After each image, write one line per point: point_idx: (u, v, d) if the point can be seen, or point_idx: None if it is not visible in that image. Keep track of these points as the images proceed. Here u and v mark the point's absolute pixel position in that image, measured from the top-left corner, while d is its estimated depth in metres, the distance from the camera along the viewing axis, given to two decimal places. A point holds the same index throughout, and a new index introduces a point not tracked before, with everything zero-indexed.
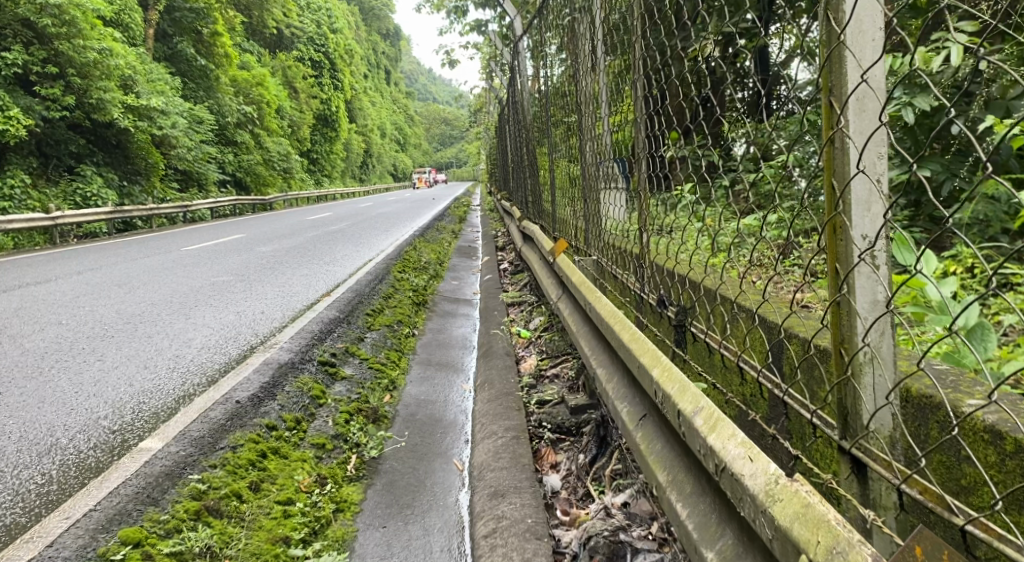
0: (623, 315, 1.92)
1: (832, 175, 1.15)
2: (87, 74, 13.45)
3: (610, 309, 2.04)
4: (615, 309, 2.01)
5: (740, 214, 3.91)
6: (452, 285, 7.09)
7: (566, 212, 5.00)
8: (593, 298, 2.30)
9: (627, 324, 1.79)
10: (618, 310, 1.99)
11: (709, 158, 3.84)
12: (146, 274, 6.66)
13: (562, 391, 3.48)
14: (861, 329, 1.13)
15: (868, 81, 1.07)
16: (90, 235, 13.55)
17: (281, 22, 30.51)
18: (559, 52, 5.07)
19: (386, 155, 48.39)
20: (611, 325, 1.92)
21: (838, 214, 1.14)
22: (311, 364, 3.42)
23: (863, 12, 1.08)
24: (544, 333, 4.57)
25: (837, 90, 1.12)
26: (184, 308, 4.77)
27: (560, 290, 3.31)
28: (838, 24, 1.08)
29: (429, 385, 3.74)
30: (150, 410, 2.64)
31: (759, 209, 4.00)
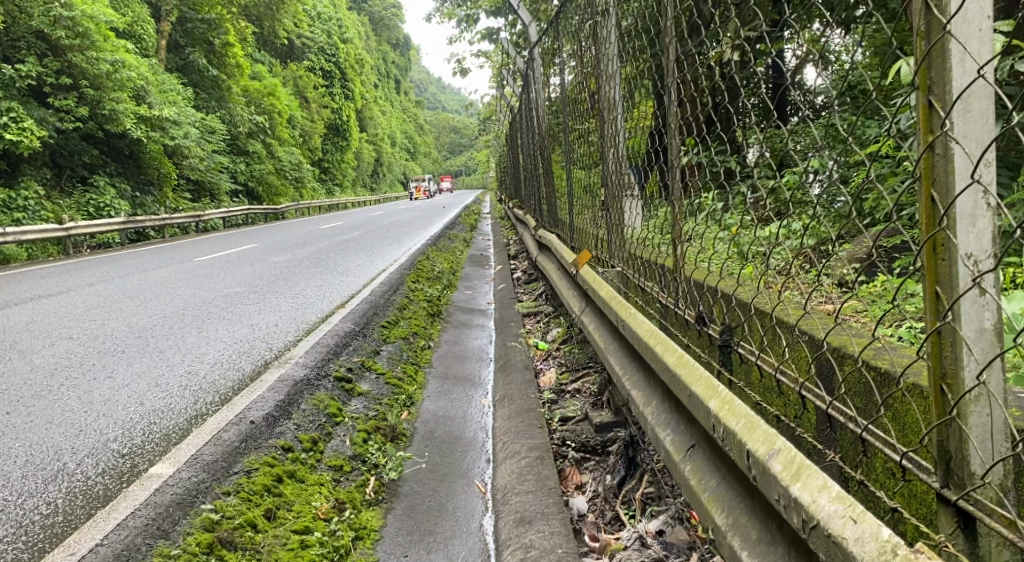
0: (662, 334, 1.80)
1: (933, 185, 1.05)
2: (100, 85, 13.53)
3: (646, 327, 1.92)
4: (652, 327, 1.89)
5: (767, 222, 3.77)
6: (465, 295, 6.98)
7: (584, 220, 4.87)
8: (626, 314, 2.17)
9: (671, 345, 1.67)
10: (656, 329, 1.86)
11: (735, 165, 3.71)
12: (158, 286, 6.58)
13: (585, 407, 3.34)
14: (969, 363, 1.02)
15: (981, 79, 0.98)
16: (103, 246, 13.57)
17: (292, 32, 30.72)
18: (575, 59, 4.97)
19: (397, 163, 48.57)
20: (649, 345, 1.80)
21: (940, 230, 1.03)
22: (327, 380, 3.30)
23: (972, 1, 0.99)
24: (563, 346, 4.43)
25: (941, 88, 1.02)
26: (197, 321, 4.68)
27: (583, 302, 3.18)
28: (945, 13, 0.99)
29: (447, 400, 3.62)
30: (161, 432, 2.53)
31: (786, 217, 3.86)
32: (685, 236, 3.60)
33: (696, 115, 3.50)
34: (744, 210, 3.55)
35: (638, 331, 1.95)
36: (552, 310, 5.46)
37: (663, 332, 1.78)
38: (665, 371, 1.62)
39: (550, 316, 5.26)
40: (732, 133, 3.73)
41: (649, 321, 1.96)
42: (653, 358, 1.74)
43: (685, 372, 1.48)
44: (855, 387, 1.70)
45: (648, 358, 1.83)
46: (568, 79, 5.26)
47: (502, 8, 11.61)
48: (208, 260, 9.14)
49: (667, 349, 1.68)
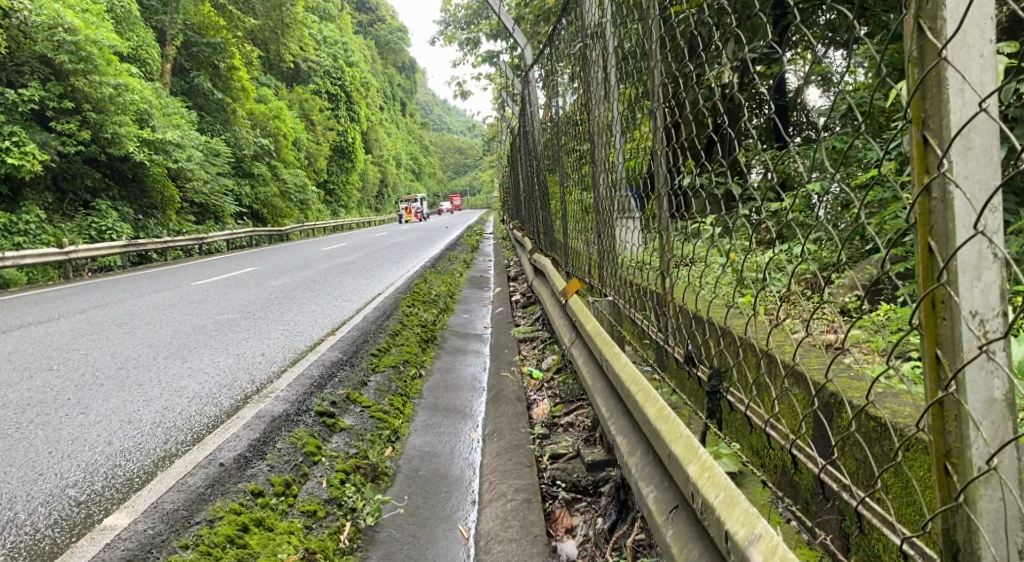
0: (644, 378, 1.69)
1: (930, 233, 0.97)
2: (103, 109, 13.59)
3: (628, 368, 1.81)
4: (634, 369, 1.78)
5: (766, 248, 3.65)
6: (462, 320, 6.86)
7: (580, 244, 4.75)
8: (609, 352, 2.06)
9: (652, 393, 1.56)
10: (638, 373, 1.76)
11: (730, 188, 3.59)
12: (150, 312, 6.49)
13: (576, 442, 3.20)
14: (976, 443, 0.96)
15: (985, 114, 0.91)
16: (104, 269, 13.54)
17: (297, 55, 30.99)
18: (570, 81, 4.91)
19: (402, 184, 48.84)
20: (631, 390, 1.69)
21: (940, 285, 0.96)
22: (308, 415, 3.17)
23: (970, 24, 0.92)
24: (557, 375, 4.28)
25: (937, 121, 0.95)
26: (182, 350, 4.57)
27: (573, 334, 3.05)
28: (942, 39, 0.91)
29: (434, 434, 3.48)
30: (124, 476, 2.44)
31: (785, 243, 3.73)
32: (680, 262, 3.47)
33: (690, 139, 3.41)
34: (740, 235, 3.44)
35: (620, 373, 1.84)
36: (549, 336, 5.33)
37: (645, 377, 1.67)
38: (647, 422, 1.51)
39: (547, 343, 5.13)
40: (727, 157, 3.63)
41: (631, 362, 1.85)
42: (635, 406, 1.63)
43: (666, 427, 1.38)
44: (851, 438, 1.64)
45: (630, 403, 1.72)
46: (565, 102, 5.19)
47: (503, 30, 11.64)
48: (205, 284, 9.05)
49: (648, 397, 1.58)
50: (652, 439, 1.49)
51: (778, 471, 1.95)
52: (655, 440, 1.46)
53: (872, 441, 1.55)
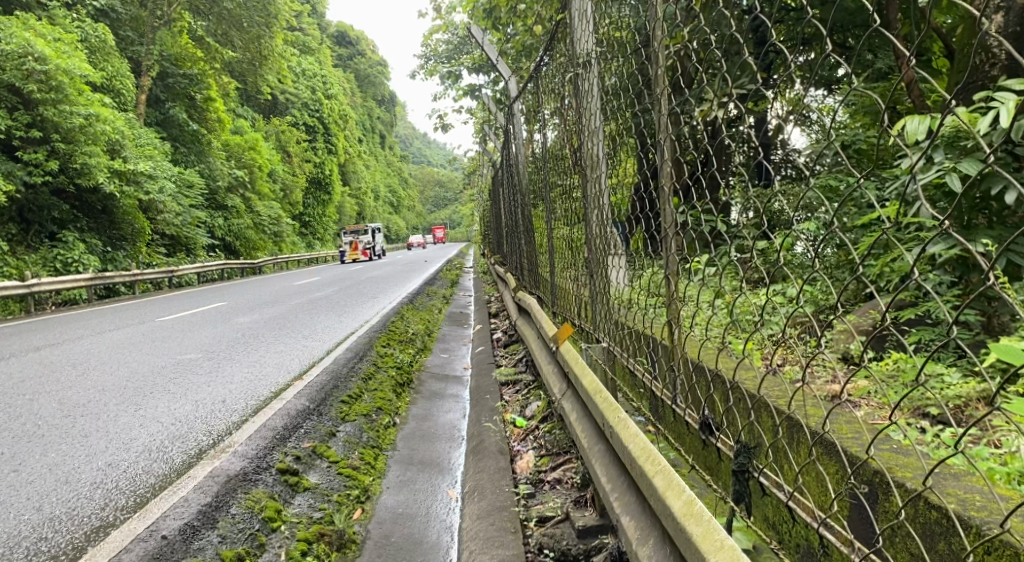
0: (661, 458, 1.56)
1: None
2: (72, 139, 13.20)
3: (638, 442, 1.68)
4: (646, 444, 1.65)
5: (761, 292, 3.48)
6: (441, 360, 6.58)
7: (565, 282, 4.56)
8: (613, 417, 1.89)
9: (675, 480, 1.45)
10: (652, 449, 1.62)
11: (719, 228, 3.42)
12: (108, 351, 6.10)
13: (565, 503, 2.93)
14: None
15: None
16: (68, 303, 13.01)
17: (275, 88, 30.81)
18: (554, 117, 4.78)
19: (380, 217, 48.62)
20: (646, 469, 1.56)
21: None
22: (268, 474, 2.86)
23: None
24: (542, 424, 4.02)
25: None
26: (136, 396, 4.22)
27: (563, 385, 2.80)
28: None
29: (409, 492, 3.18)
30: (48, 554, 2.11)
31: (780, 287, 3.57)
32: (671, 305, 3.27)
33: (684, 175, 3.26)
34: (736, 277, 3.27)
35: (629, 445, 1.71)
36: (532, 380, 5.09)
37: (662, 457, 1.55)
38: (671, 518, 1.40)
39: (530, 387, 4.88)
40: (717, 195, 3.51)
41: (640, 433, 1.72)
42: (653, 492, 1.51)
43: (701, 531, 1.28)
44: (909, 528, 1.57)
45: (644, 484, 1.58)
46: (551, 138, 5.03)
47: (484, 65, 11.61)
48: (171, 320, 8.65)
49: (671, 484, 1.46)
50: (676, 537, 1.38)
51: (811, 550, 1.77)
52: (681, 540, 1.35)
53: (942, 536, 1.49)
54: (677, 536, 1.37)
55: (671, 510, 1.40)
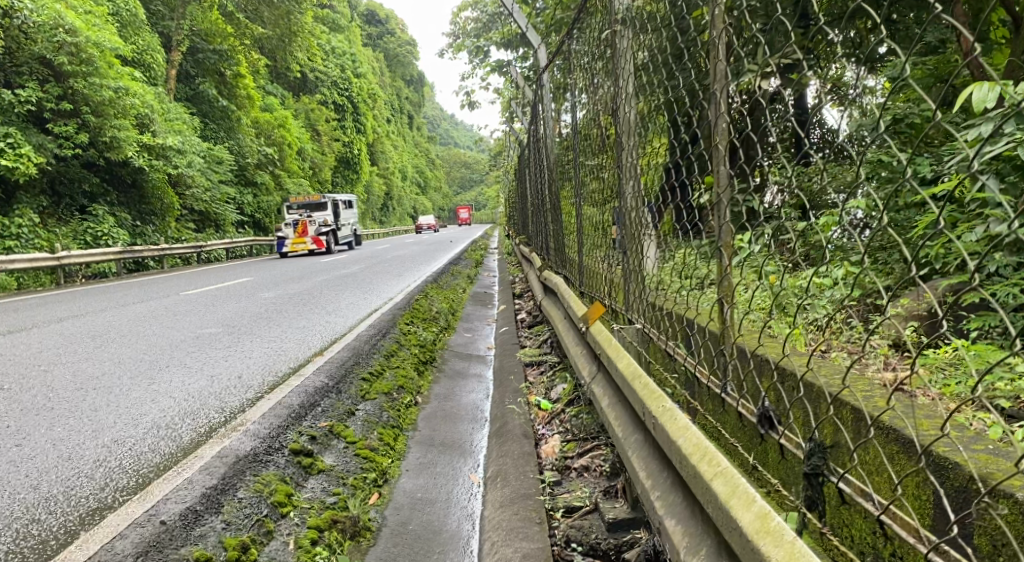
0: (722, 458, 1.36)
1: None
2: (102, 113, 13.26)
3: (691, 438, 1.47)
4: (703, 441, 1.44)
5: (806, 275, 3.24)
6: (464, 339, 6.43)
7: (594, 260, 4.33)
8: (656, 403, 1.67)
9: (745, 490, 1.25)
10: (708, 445, 1.42)
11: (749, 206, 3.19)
12: (131, 324, 6.06)
13: (594, 493, 2.73)
14: None
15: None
16: (98, 276, 13.14)
17: (304, 65, 30.69)
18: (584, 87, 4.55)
19: (407, 198, 48.61)
20: (703, 472, 1.36)
21: None
22: (280, 455, 2.71)
23: None
24: (568, 407, 3.83)
25: None
26: (151, 370, 4.13)
27: (594, 366, 2.58)
28: None
29: (428, 476, 3.02)
30: (39, 538, 1.99)
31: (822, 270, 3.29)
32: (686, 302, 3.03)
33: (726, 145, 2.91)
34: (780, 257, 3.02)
35: (680, 441, 1.49)
36: (559, 361, 4.88)
37: (725, 460, 1.34)
38: (740, 533, 1.21)
39: (555, 368, 4.69)
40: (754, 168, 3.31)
41: (692, 428, 1.51)
42: (713, 499, 1.31)
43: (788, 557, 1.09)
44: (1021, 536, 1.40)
45: (699, 486, 1.38)
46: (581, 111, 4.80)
47: (514, 40, 11.33)
48: (195, 295, 8.62)
49: (741, 496, 1.25)
50: (746, 558, 1.19)
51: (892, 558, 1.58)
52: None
53: None
54: (749, 556, 1.17)
55: (741, 527, 1.20)
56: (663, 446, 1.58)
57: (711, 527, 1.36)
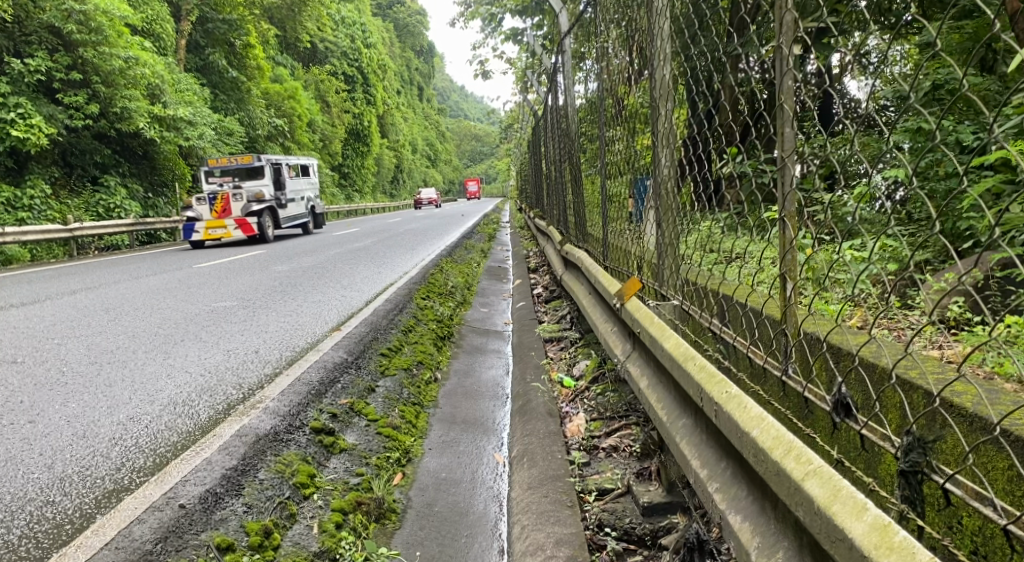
0: (812, 455, 1.12)
1: None
2: (113, 83, 13.12)
3: (770, 430, 1.23)
4: (785, 434, 1.20)
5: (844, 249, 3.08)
6: (481, 313, 6.33)
7: (618, 234, 4.19)
8: (720, 392, 1.45)
9: (849, 492, 1.02)
10: (792, 440, 1.18)
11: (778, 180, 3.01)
12: (144, 297, 5.99)
13: (626, 475, 2.63)
14: None
15: None
16: (111, 248, 13.11)
17: (314, 35, 30.32)
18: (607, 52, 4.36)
19: (417, 170, 48.37)
20: (788, 468, 1.13)
21: None
22: (301, 434, 2.62)
23: None
24: (592, 385, 3.73)
25: None
26: (166, 345, 4.05)
27: (629, 345, 2.44)
28: None
29: (452, 456, 2.91)
30: (53, 522, 1.91)
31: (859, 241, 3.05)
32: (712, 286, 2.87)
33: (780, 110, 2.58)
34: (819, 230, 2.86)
35: (755, 433, 1.26)
36: (579, 337, 4.76)
37: (819, 457, 1.10)
38: (845, 546, 0.97)
39: (576, 346, 4.58)
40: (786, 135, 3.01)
41: (770, 418, 1.27)
42: (804, 502, 1.07)
43: None
44: None
45: (781, 486, 1.15)
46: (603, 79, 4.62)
47: (529, 7, 11.06)
48: (208, 267, 8.55)
49: (846, 502, 1.01)
50: None
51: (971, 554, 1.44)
52: None
53: None
54: None
55: (850, 539, 0.96)
56: (732, 438, 1.35)
57: (801, 536, 1.12)
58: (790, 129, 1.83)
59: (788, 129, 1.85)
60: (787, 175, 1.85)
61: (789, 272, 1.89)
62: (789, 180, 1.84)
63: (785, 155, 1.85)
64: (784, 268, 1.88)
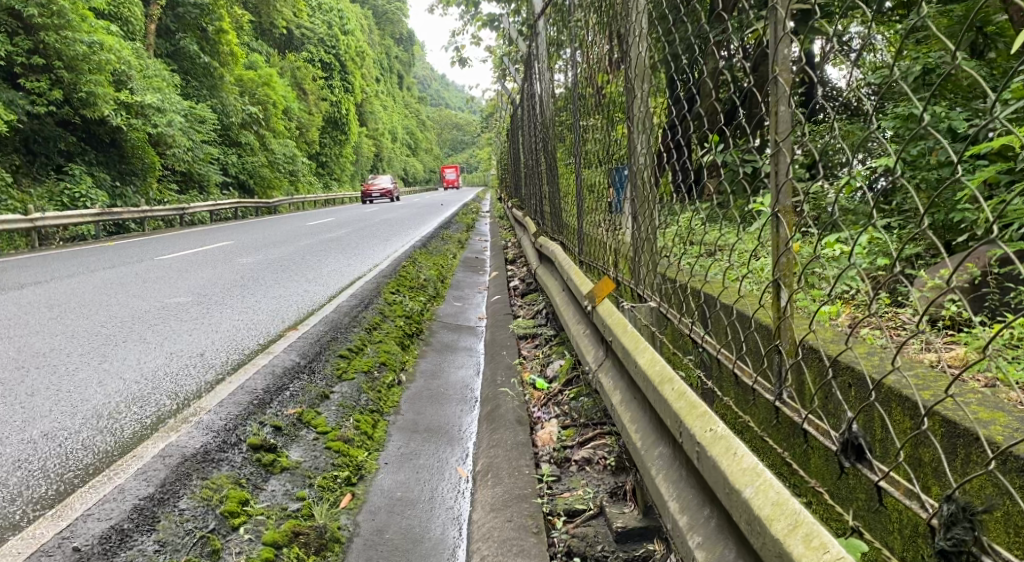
0: (825, 536, 0.86)
1: None
2: (76, 67, 12.58)
3: (768, 491, 0.97)
4: (789, 501, 0.94)
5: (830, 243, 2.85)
6: (454, 308, 6.06)
7: (593, 225, 3.95)
8: (703, 428, 1.18)
9: None
10: (800, 510, 0.92)
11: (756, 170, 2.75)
12: (95, 292, 5.64)
13: (598, 494, 2.38)
14: None
15: None
16: (77, 239, 12.59)
17: (290, 21, 29.61)
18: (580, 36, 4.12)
19: (398, 160, 47.77)
20: (794, 551, 0.87)
21: None
22: (236, 452, 2.35)
23: None
24: (566, 388, 3.48)
25: None
26: (105, 346, 3.74)
27: (601, 353, 2.18)
28: None
29: (408, 473, 2.64)
30: None
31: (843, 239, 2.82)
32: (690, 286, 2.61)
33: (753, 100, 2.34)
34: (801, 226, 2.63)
35: (748, 493, 1.00)
36: (554, 334, 4.52)
37: (835, 543, 0.84)
38: None
39: (551, 343, 4.34)
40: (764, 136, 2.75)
41: (767, 473, 1.01)
42: None
43: None
44: None
45: None
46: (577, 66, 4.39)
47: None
48: (170, 259, 8.17)
49: None
50: None
51: None
52: None
53: None
54: None
55: None
56: (716, 490, 1.10)
57: None
58: (787, 109, 1.57)
59: (783, 109, 1.60)
60: (781, 163, 1.60)
61: (783, 278, 1.65)
62: (783, 168, 1.59)
63: (780, 139, 1.59)
64: (777, 274, 1.65)
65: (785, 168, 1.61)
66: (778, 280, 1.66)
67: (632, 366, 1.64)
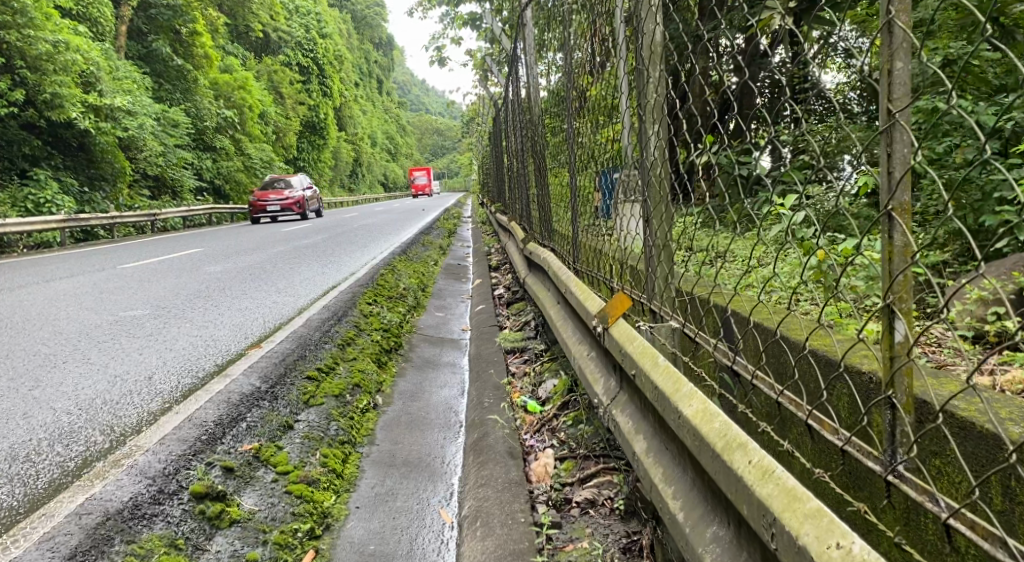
0: None
1: None
2: (40, 68, 12.00)
3: None
4: None
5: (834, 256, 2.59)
6: (435, 319, 5.69)
7: (587, 230, 3.60)
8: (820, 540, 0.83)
9: None
10: None
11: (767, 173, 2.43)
12: (42, 305, 5.17)
13: (609, 549, 2.02)
14: None
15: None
16: (40, 247, 11.98)
17: (267, 25, 29.06)
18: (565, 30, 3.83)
19: (378, 165, 47.25)
20: None
21: None
22: (174, 503, 1.95)
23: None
24: (562, 413, 3.12)
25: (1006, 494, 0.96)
26: (39, 368, 3.31)
27: (617, 386, 1.81)
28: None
29: (386, 523, 2.25)
30: None
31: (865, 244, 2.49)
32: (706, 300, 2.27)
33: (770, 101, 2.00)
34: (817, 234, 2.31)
35: None
36: (545, 349, 4.17)
37: None
38: None
39: (542, 360, 3.97)
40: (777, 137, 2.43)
41: None
42: None
43: None
44: None
45: None
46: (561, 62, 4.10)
47: None
48: (133, 268, 7.68)
49: None
50: None
51: None
52: None
53: None
54: None
55: None
56: None
57: None
58: (907, 64, 1.03)
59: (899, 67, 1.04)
60: (896, 143, 1.05)
61: (897, 303, 1.08)
62: (899, 149, 1.04)
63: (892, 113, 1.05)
64: (890, 297, 1.07)
65: (898, 150, 1.06)
66: (891, 305, 1.08)
67: (671, 416, 1.29)
